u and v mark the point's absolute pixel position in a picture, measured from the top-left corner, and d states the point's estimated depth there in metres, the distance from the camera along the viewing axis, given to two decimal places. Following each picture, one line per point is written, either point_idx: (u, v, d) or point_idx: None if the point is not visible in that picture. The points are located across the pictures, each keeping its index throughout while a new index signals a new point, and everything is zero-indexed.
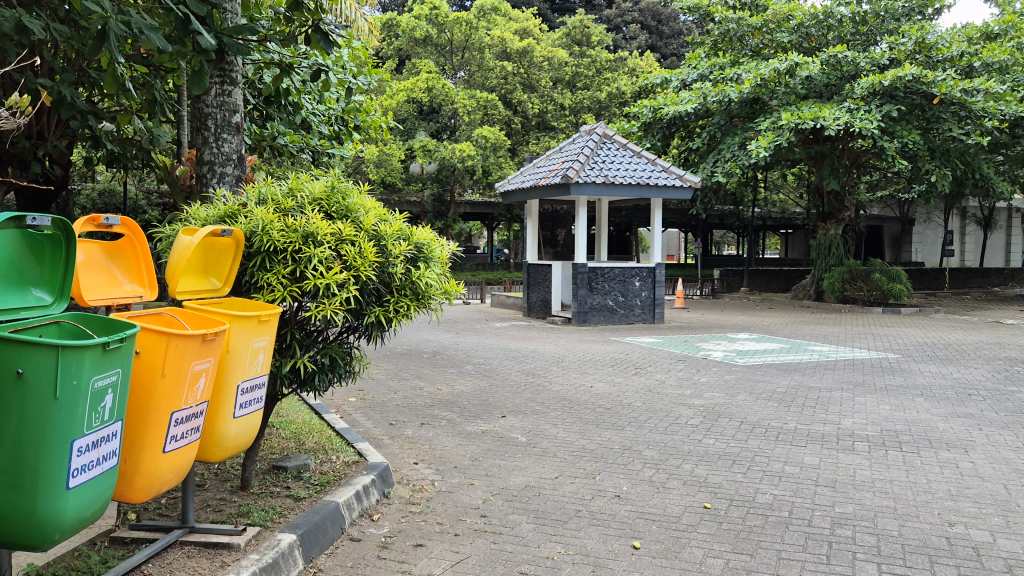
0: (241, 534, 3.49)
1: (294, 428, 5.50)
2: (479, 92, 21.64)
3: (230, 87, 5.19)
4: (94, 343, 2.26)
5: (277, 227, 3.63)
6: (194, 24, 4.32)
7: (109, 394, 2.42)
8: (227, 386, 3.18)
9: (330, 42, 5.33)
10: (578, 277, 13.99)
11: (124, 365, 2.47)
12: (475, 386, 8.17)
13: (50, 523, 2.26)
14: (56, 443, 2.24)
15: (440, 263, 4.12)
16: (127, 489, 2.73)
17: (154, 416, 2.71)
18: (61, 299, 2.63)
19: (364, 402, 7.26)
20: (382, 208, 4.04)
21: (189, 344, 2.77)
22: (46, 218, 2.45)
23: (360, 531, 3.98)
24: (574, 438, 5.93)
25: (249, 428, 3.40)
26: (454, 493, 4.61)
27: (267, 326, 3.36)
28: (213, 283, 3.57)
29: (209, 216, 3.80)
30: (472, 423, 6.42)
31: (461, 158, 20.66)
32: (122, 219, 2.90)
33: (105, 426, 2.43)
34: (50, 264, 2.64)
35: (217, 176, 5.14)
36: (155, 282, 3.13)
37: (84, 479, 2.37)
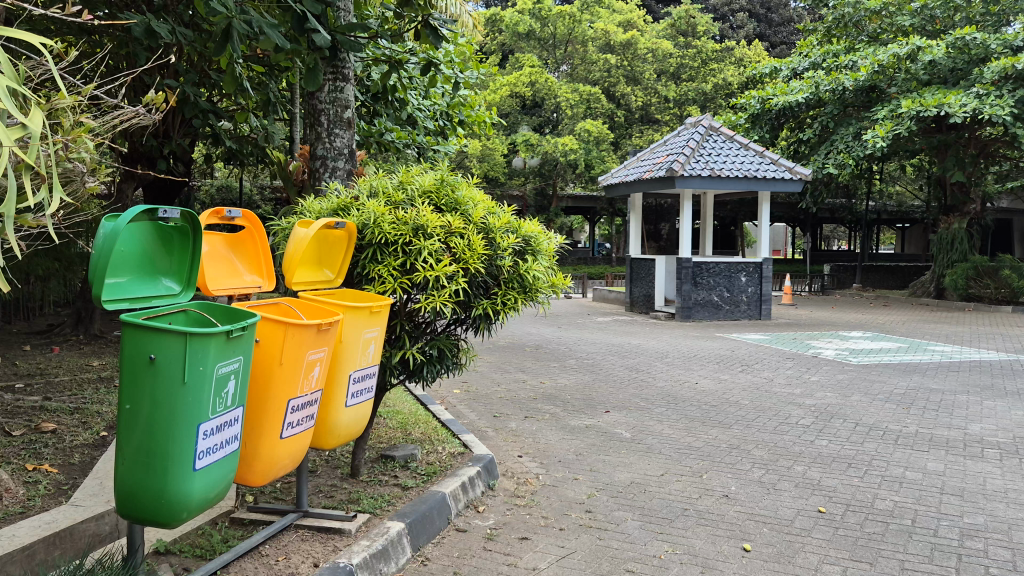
0: (352, 520, 3.57)
1: (401, 418, 5.59)
2: (582, 86, 21.52)
3: (342, 83, 5.31)
4: (218, 331, 2.35)
5: (388, 219, 3.68)
6: (310, 22, 4.43)
7: (232, 380, 2.51)
8: (340, 375, 3.26)
9: (440, 37, 5.39)
10: (682, 272, 13.73)
11: (246, 353, 2.56)
12: (578, 381, 8.13)
13: (178, 502, 2.37)
14: (184, 426, 2.33)
15: (548, 255, 4.10)
16: (247, 472, 2.84)
17: (273, 402, 2.80)
18: (188, 288, 2.75)
19: (468, 394, 7.33)
20: (491, 201, 4.05)
21: (305, 334, 2.84)
22: (176, 210, 2.56)
23: (466, 522, 4.01)
24: (679, 435, 5.82)
25: (360, 417, 3.47)
26: (558, 487, 4.59)
27: (379, 317, 3.42)
28: (326, 274, 3.66)
29: (323, 209, 3.89)
30: (575, 418, 6.39)
31: (563, 152, 20.61)
32: (243, 211, 3.00)
33: (228, 411, 2.52)
34: (178, 254, 2.74)
35: (328, 170, 5.29)
36: (273, 273, 3.23)
37: (209, 461, 2.47)
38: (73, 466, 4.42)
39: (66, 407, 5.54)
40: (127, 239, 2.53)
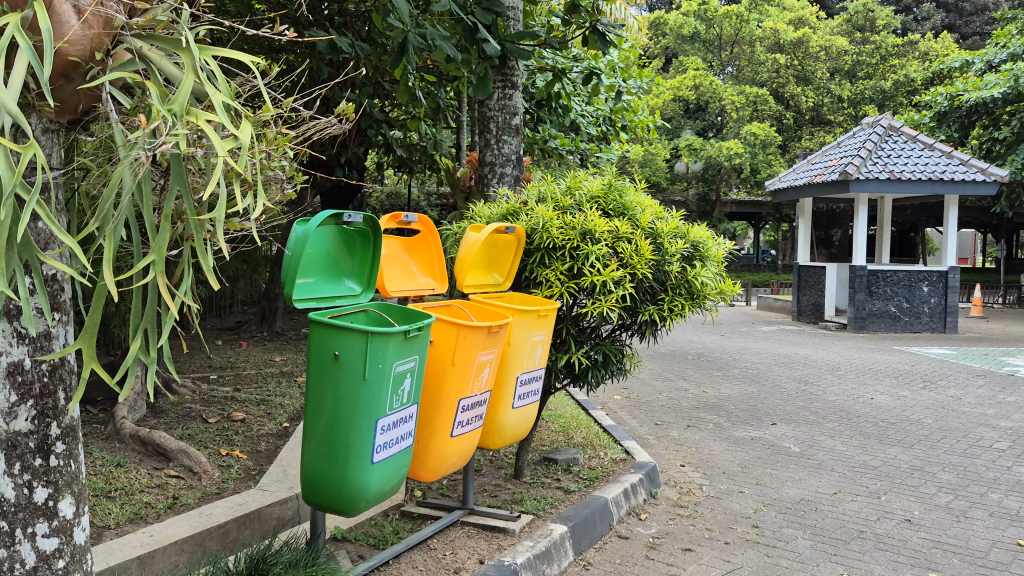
0: (517, 520, 3.63)
1: (563, 422, 5.63)
2: (749, 87, 20.84)
3: (511, 90, 5.41)
4: (397, 331, 2.44)
5: (556, 224, 3.72)
6: (482, 32, 4.56)
7: (408, 378, 2.61)
8: (508, 377, 3.32)
9: (608, 42, 5.40)
10: (856, 281, 13.01)
11: (421, 353, 2.66)
12: (743, 391, 7.87)
13: (358, 492, 2.49)
14: (364, 421, 2.45)
15: (716, 262, 4.00)
16: (419, 468, 2.95)
17: (445, 402, 2.89)
18: (368, 290, 2.89)
19: (629, 400, 7.27)
20: (659, 206, 4.01)
21: (477, 335, 2.91)
22: (359, 216, 2.69)
23: (628, 529, 3.98)
24: (854, 452, 5.50)
25: (525, 419, 3.52)
26: (722, 499, 4.46)
27: (546, 321, 3.46)
28: (495, 278, 3.75)
29: (493, 214, 4.00)
30: (740, 429, 6.19)
31: (728, 156, 20.08)
32: (419, 216, 3.12)
33: (403, 408, 2.63)
34: (360, 257, 2.89)
35: (497, 176, 5.41)
36: (445, 276, 3.34)
37: (386, 455, 2.58)
38: (261, 453, 4.76)
39: (254, 398, 5.98)
40: (315, 242, 2.70)
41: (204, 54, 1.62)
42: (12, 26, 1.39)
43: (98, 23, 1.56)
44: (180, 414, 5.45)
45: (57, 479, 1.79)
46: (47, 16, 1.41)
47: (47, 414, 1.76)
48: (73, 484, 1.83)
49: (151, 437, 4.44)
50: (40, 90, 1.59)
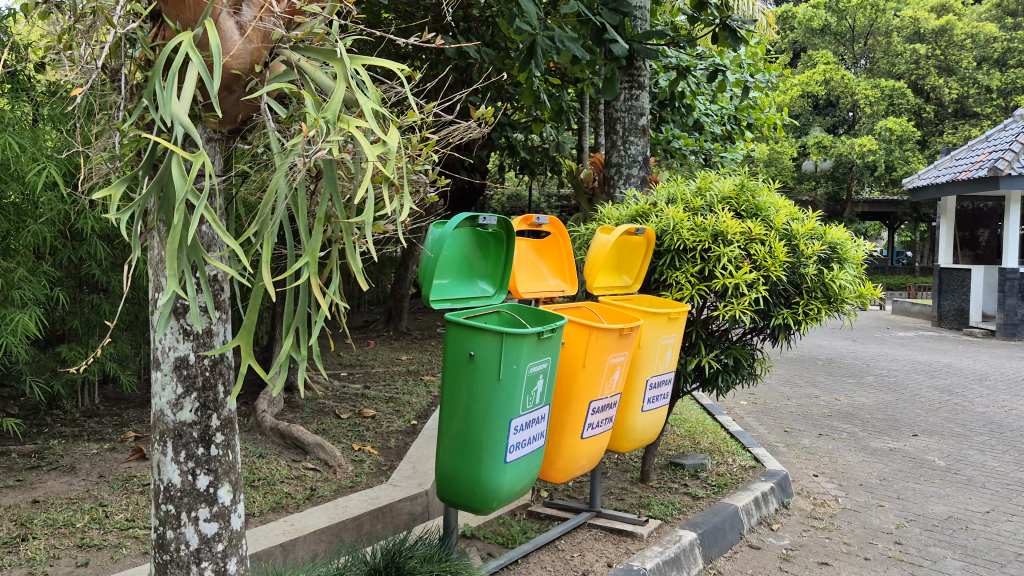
0: (644, 525, 3.59)
1: (689, 426, 5.53)
2: (885, 81, 19.90)
3: (638, 91, 5.35)
4: (531, 332, 2.47)
5: (687, 226, 3.66)
6: (609, 32, 4.54)
7: (540, 379, 2.63)
8: (638, 380, 3.29)
9: (738, 39, 5.28)
10: (1005, 284, 12.17)
11: (553, 354, 2.67)
12: (880, 400, 7.49)
13: (490, 491, 2.53)
14: (498, 420, 2.49)
15: (855, 264, 3.82)
16: (549, 468, 2.97)
17: (576, 403, 2.90)
18: (501, 291, 2.93)
19: (756, 406, 7.06)
20: (794, 207, 3.88)
21: (608, 337, 2.90)
22: (493, 218, 2.73)
23: (759, 539, 3.86)
24: (1008, 469, 5.14)
25: (654, 423, 3.48)
26: (861, 513, 4.26)
27: (676, 324, 3.41)
28: (624, 280, 3.72)
29: (622, 216, 3.98)
30: (877, 440, 5.90)
31: (860, 153, 19.20)
32: (551, 219, 3.13)
33: (536, 409, 2.65)
34: (493, 258, 2.94)
35: (623, 177, 5.38)
36: (576, 278, 3.34)
37: (519, 454, 2.61)
38: (391, 449, 4.91)
39: (383, 396, 6.17)
40: (451, 245, 2.76)
41: (355, 63, 1.68)
42: (185, 44, 1.48)
43: (256, 36, 1.65)
44: (315, 409, 5.69)
45: (217, 467, 1.90)
46: (216, 33, 1.50)
47: (209, 406, 1.87)
48: (230, 473, 1.94)
49: (290, 431, 4.65)
50: (206, 103, 1.69)
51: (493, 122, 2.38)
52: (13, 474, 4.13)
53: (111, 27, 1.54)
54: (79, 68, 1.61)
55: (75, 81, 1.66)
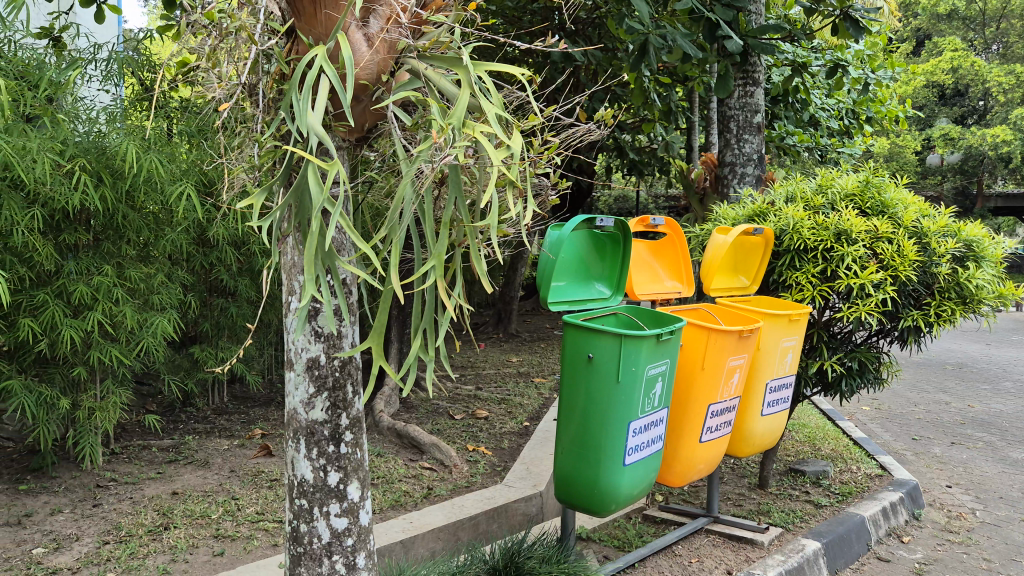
0: (765, 532, 3.49)
1: (809, 431, 5.35)
2: (1021, 67, 18.70)
3: (753, 87, 5.21)
4: (650, 333, 2.44)
5: (808, 225, 3.55)
6: (724, 28, 4.41)
7: (659, 382, 2.60)
8: (758, 383, 3.21)
9: (861, 29, 4.99)
10: None
11: (672, 357, 2.64)
12: (1019, 407, 7.03)
13: (609, 493, 2.52)
14: (617, 422, 2.48)
15: (995, 263, 3.57)
16: (667, 472, 2.93)
17: (694, 406, 2.85)
18: (617, 293, 2.93)
19: (881, 413, 6.76)
20: (923, 203, 3.70)
21: (727, 339, 2.84)
22: (610, 220, 2.73)
23: (889, 552, 3.70)
24: None
25: (775, 427, 3.39)
26: (1001, 527, 4.01)
27: (797, 326, 3.31)
28: (742, 281, 3.63)
29: (739, 216, 3.89)
30: (1017, 450, 5.54)
31: (993, 144, 18.08)
32: (666, 220, 3.09)
33: (655, 411, 2.62)
34: (610, 260, 2.94)
35: (738, 177, 5.27)
36: (692, 279, 3.30)
37: (638, 457, 2.59)
38: (504, 450, 4.95)
39: (495, 397, 6.23)
40: (568, 247, 2.77)
41: (478, 69, 1.70)
42: (319, 57, 1.55)
43: (382, 46, 1.70)
44: (430, 410, 5.81)
45: (346, 465, 1.97)
46: (347, 47, 1.57)
47: (339, 405, 1.94)
48: (359, 470, 2.01)
49: (407, 431, 4.76)
50: (337, 113, 1.76)
51: (611, 124, 2.35)
52: (154, 468, 4.40)
53: (252, 44, 1.64)
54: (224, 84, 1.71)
55: (220, 97, 1.77)
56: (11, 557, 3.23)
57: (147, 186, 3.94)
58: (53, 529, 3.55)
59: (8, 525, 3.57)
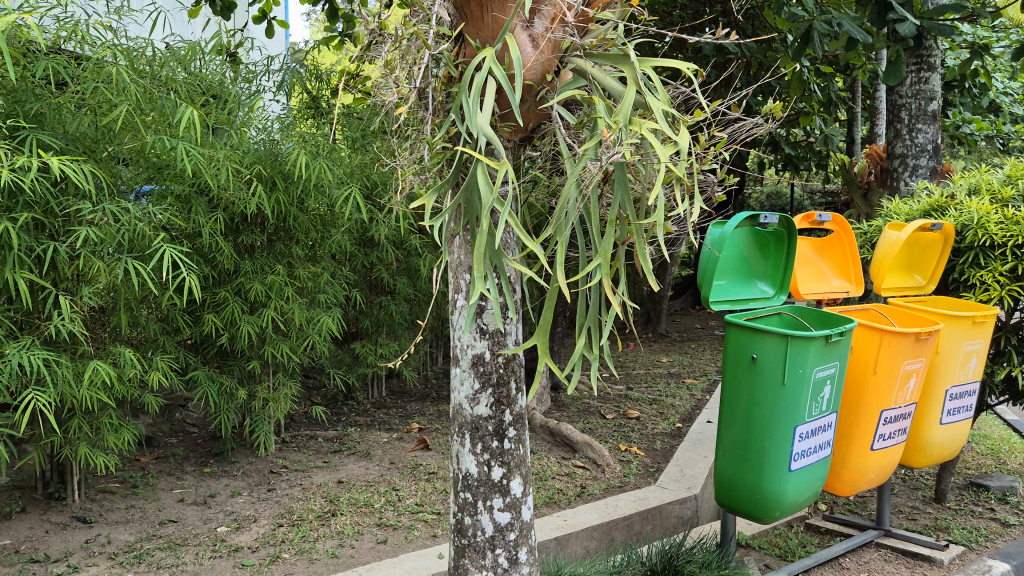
0: (944, 550, 3.26)
1: (991, 443, 4.95)
2: None
3: (927, 73, 4.86)
4: (818, 335, 2.34)
5: (995, 220, 3.29)
6: (895, 10, 4.11)
7: (828, 385, 2.48)
8: (936, 389, 3.01)
9: None
10: None
11: (842, 359, 2.51)
12: None
13: (773, 499, 2.43)
14: (782, 426, 2.39)
15: None
16: (835, 480, 2.80)
17: (865, 412, 2.71)
18: (781, 292, 2.83)
19: None
20: None
21: (903, 341, 2.67)
22: (775, 217, 2.63)
23: None
24: None
25: (956, 437, 3.16)
26: None
27: (982, 328, 3.06)
28: (917, 280, 3.41)
29: (913, 211, 3.65)
30: None
31: None
32: (834, 215, 2.94)
33: (823, 416, 2.51)
34: (774, 258, 2.83)
35: (909, 169, 4.96)
36: (862, 279, 3.12)
37: (804, 463, 2.48)
38: (657, 451, 4.88)
39: (647, 397, 6.15)
40: (730, 245, 2.70)
41: (644, 66, 1.68)
42: (488, 60, 1.58)
43: (546, 45, 1.71)
44: (581, 409, 5.81)
45: (509, 460, 2.00)
46: (515, 48, 1.59)
47: (503, 401, 1.97)
48: (521, 466, 2.04)
49: (559, 429, 4.78)
50: (503, 114, 1.79)
51: (780, 116, 2.25)
52: (321, 457, 4.64)
53: (425, 48, 1.70)
54: (399, 88, 1.77)
55: (393, 101, 1.83)
56: (199, 534, 3.51)
57: (315, 190, 4.16)
58: (234, 510, 3.82)
59: (195, 505, 3.87)
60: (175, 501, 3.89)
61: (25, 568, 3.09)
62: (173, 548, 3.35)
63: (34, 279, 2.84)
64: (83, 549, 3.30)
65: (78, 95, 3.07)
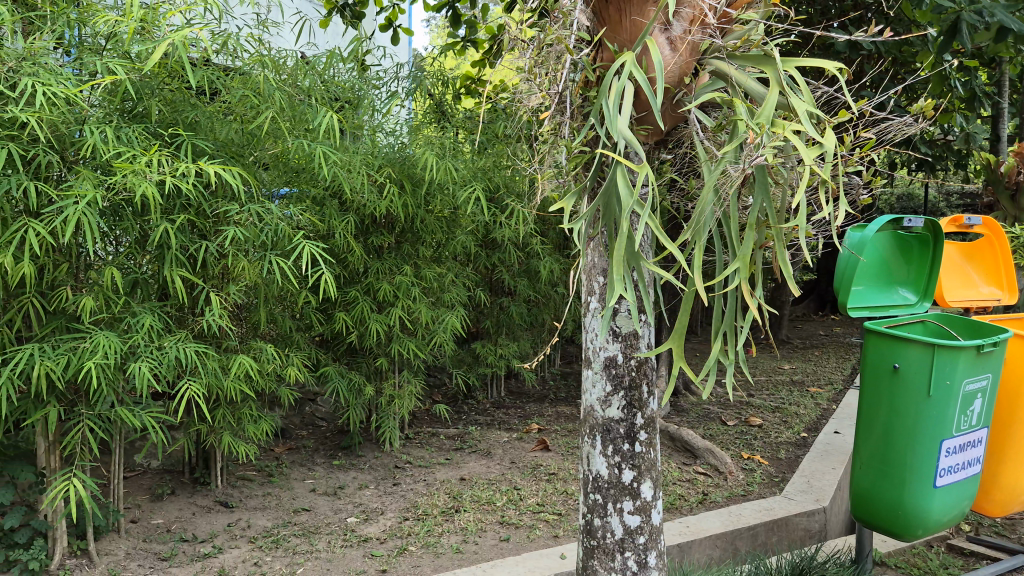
0: None
1: None
2: None
3: None
4: (970, 345, 2.22)
5: None
6: None
7: (978, 398, 2.35)
8: None
9: None
10: None
11: (995, 371, 2.38)
12: None
13: (916, 517, 2.33)
14: (926, 439, 2.28)
15: None
16: (984, 500, 2.66)
17: (1018, 430, 2.56)
18: (925, 299, 2.71)
19: None
20: None
21: None
22: (920, 220, 2.52)
23: None
24: None
25: None
26: None
27: None
28: None
29: None
30: None
31: None
32: (984, 219, 2.79)
33: (972, 430, 2.38)
34: (917, 263, 2.72)
35: None
36: (1016, 286, 2.91)
37: (950, 480, 2.36)
38: (782, 460, 4.74)
39: (770, 405, 5.98)
40: (870, 250, 2.61)
41: (788, 66, 1.64)
42: (628, 64, 1.59)
43: (685, 47, 1.70)
44: (701, 414, 5.71)
45: (640, 464, 2.00)
46: (656, 51, 1.58)
47: (635, 405, 1.98)
48: (652, 470, 2.03)
49: (680, 434, 4.72)
50: (640, 117, 1.79)
51: (931, 113, 2.14)
52: (443, 454, 4.75)
53: (566, 54, 1.73)
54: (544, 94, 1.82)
55: (536, 105, 1.88)
56: (331, 523, 3.66)
57: (441, 192, 4.27)
58: (362, 502, 3.97)
59: (326, 495, 4.04)
60: (307, 491, 4.08)
61: (176, 546, 3.30)
62: (307, 535, 3.51)
63: (189, 277, 3.04)
64: (227, 532, 3.50)
65: (227, 104, 3.25)
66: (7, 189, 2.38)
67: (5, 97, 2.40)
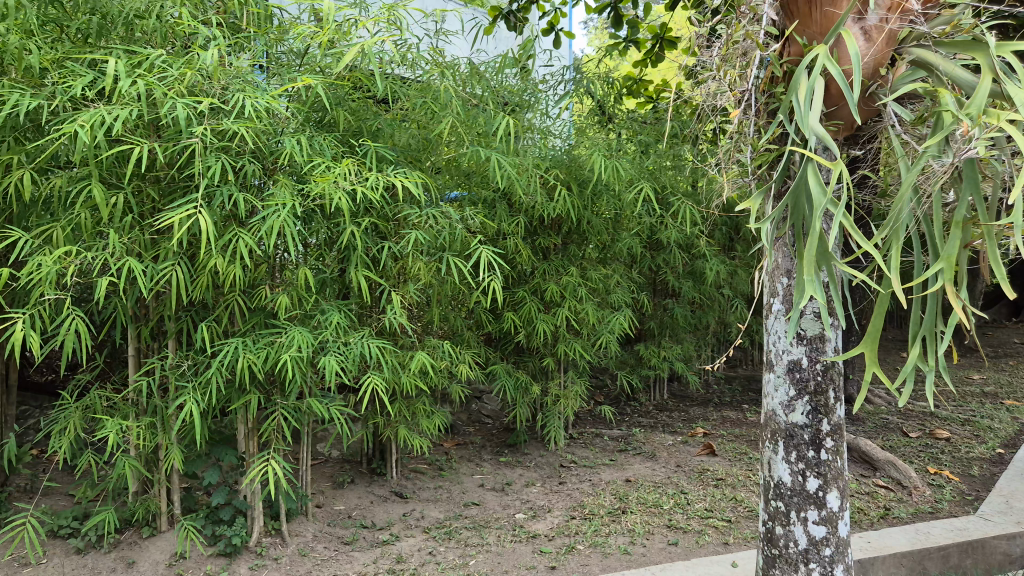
0: None
1: None
2: None
3: None
4: None
5: None
6: None
7: None
8: None
9: None
10: None
11: None
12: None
13: None
14: None
15: None
16: None
17: None
18: None
19: None
20: None
21: None
22: None
23: None
24: None
25: None
26: None
27: None
28: None
29: None
30: None
31: None
32: None
33: None
34: None
35: None
36: None
37: None
38: (974, 477, 4.39)
39: (958, 417, 5.56)
40: None
41: (1002, 51, 1.53)
42: (821, 58, 1.53)
43: (881, 37, 1.62)
44: (880, 425, 5.39)
45: (826, 472, 1.92)
46: (853, 42, 1.52)
47: (821, 410, 1.90)
48: (839, 479, 1.95)
49: (858, 445, 4.48)
50: (833, 111, 1.73)
51: None
52: (607, 455, 4.75)
53: (758, 50, 1.71)
54: (733, 90, 1.81)
55: (724, 103, 1.86)
56: (500, 518, 3.74)
57: (608, 193, 4.26)
58: (530, 499, 4.03)
59: (494, 491, 4.14)
60: (476, 486, 4.19)
61: (357, 532, 3.49)
62: (478, 528, 3.61)
63: (372, 278, 3.20)
64: (402, 521, 3.66)
65: (405, 111, 3.40)
66: (220, 198, 2.61)
67: (219, 112, 2.63)
